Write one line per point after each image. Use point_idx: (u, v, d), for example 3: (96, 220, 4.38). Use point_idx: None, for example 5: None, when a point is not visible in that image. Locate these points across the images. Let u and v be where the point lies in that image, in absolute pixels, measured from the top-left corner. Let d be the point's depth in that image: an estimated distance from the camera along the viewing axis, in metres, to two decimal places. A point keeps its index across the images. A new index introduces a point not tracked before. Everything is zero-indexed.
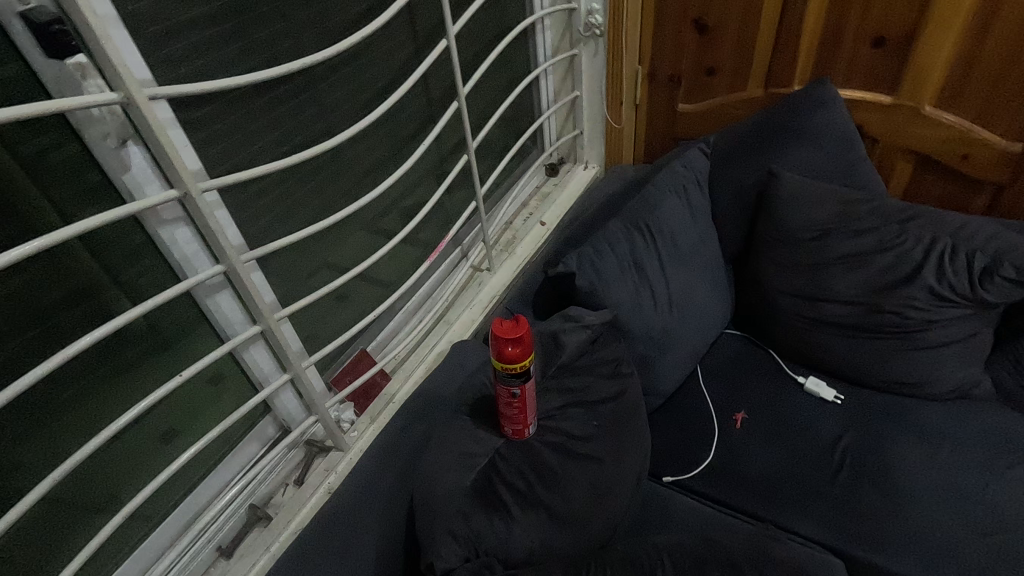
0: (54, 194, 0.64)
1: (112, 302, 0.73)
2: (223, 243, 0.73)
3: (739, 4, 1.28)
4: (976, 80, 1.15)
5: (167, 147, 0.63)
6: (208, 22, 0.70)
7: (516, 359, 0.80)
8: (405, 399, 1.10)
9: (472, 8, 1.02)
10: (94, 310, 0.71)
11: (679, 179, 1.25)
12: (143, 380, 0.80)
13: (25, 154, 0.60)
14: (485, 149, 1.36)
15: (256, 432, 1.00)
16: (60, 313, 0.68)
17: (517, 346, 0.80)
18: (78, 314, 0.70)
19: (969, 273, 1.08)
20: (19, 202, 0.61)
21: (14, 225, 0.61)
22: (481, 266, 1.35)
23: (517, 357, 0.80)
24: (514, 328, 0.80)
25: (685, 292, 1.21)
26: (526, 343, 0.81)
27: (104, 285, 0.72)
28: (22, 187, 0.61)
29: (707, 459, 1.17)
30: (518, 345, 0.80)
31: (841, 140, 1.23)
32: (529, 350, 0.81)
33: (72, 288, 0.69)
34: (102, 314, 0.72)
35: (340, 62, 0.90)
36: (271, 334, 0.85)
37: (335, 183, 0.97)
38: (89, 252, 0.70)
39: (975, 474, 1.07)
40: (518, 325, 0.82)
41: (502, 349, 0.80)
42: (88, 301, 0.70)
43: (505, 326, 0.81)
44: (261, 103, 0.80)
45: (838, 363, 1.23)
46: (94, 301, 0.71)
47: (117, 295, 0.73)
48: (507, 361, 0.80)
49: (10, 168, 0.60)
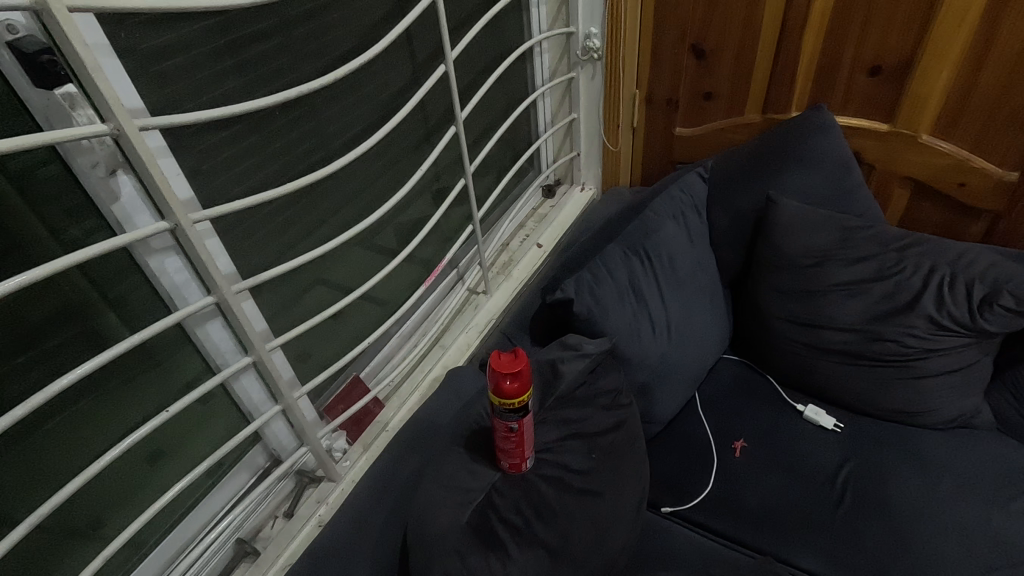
0: (53, 223, 0.62)
1: (99, 328, 0.71)
2: (214, 274, 0.71)
3: (737, 30, 1.29)
4: (973, 109, 1.16)
5: (158, 179, 0.61)
6: (201, 46, 0.68)
7: (516, 394, 0.78)
8: (399, 428, 1.08)
9: (472, 33, 1.01)
10: (81, 333, 0.69)
11: (677, 204, 1.25)
12: (129, 411, 0.78)
13: (25, 183, 0.59)
14: (483, 170, 1.35)
15: (245, 462, 0.97)
16: (46, 336, 0.66)
17: (516, 380, 0.78)
18: (65, 338, 0.67)
19: (968, 302, 1.07)
20: (19, 234, 0.60)
21: (15, 255, 0.60)
22: (477, 288, 1.33)
23: (516, 391, 0.78)
24: (513, 362, 0.79)
25: (684, 318, 1.20)
26: (525, 377, 0.79)
27: (92, 309, 0.70)
28: (23, 218, 0.60)
29: (707, 489, 1.15)
30: (517, 380, 0.78)
31: (839, 166, 1.23)
32: (528, 385, 0.79)
33: (55, 308, 0.66)
34: (88, 336, 0.70)
35: (337, 86, 0.89)
36: (263, 366, 0.83)
37: (330, 209, 0.96)
38: (77, 277, 0.67)
39: (977, 507, 1.06)
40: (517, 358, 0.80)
41: (500, 384, 0.78)
42: (73, 323, 0.68)
43: (504, 360, 0.79)
44: (255, 126, 0.78)
45: (837, 391, 1.22)
46: (79, 322, 0.68)
47: (104, 320, 0.71)
48: (505, 396, 0.78)
49: (9, 196, 0.58)
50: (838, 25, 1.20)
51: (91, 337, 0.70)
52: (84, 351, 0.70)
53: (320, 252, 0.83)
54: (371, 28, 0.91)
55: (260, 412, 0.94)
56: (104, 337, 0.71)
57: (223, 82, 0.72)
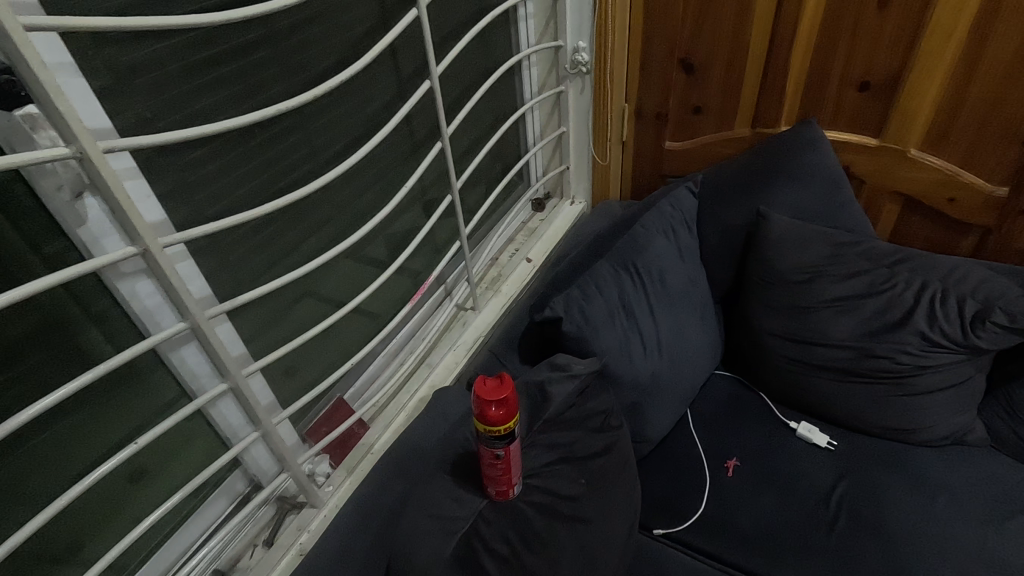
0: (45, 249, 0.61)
1: (82, 345, 0.68)
2: (185, 299, 0.68)
3: (725, 44, 1.28)
4: (962, 124, 1.15)
5: (124, 202, 0.59)
6: (173, 63, 0.66)
7: (502, 422, 0.76)
8: (384, 450, 1.05)
9: (459, 47, 0.99)
10: (60, 351, 0.66)
11: (667, 219, 1.23)
12: (102, 439, 0.74)
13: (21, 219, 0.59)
14: (471, 185, 1.33)
15: (223, 489, 0.94)
16: (31, 351, 0.63)
17: (501, 407, 0.76)
18: (50, 353, 0.65)
19: (960, 319, 1.06)
20: (18, 269, 0.59)
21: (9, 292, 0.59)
22: (465, 305, 1.31)
23: (502, 419, 0.76)
24: (498, 388, 0.76)
25: (675, 334, 1.18)
26: (510, 404, 0.77)
27: (77, 326, 0.67)
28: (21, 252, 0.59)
29: (700, 510, 1.13)
30: (502, 407, 0.76)
31: (829, 182, 1.22)
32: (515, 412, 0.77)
33: (38, 321, 0.63)
34: (72, 352, 0.67)
35: (318, 103, 0.86)
36: (239, 392, 0.79)
37: (311, 229, 0.93)
38: (60, 293, 0.65)
39: (973, 527, 1.04)
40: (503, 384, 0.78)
41: (485, 411, 0.76)
42: (56, 336, 0.65)
43: (488, 386, 0.77)
44: (232, 145, 0.76)
45: (830, 408, 1.20)
46: (62, 337, 0.66)
47: (87, 336, 0.68)
48: (491, 423, 0.76)
49: (9, 236, 0.58)
50: (826, 41, 1.20)
51: (73, 356, 0.67)
52: (66, 368, 0.67)
53: (300, 273, 0.81)
54: (354, 43, 0.89)
55: (239, 437, 0.91)
56: (87, 353, 0.69)
57: (196, 99, 0.70)
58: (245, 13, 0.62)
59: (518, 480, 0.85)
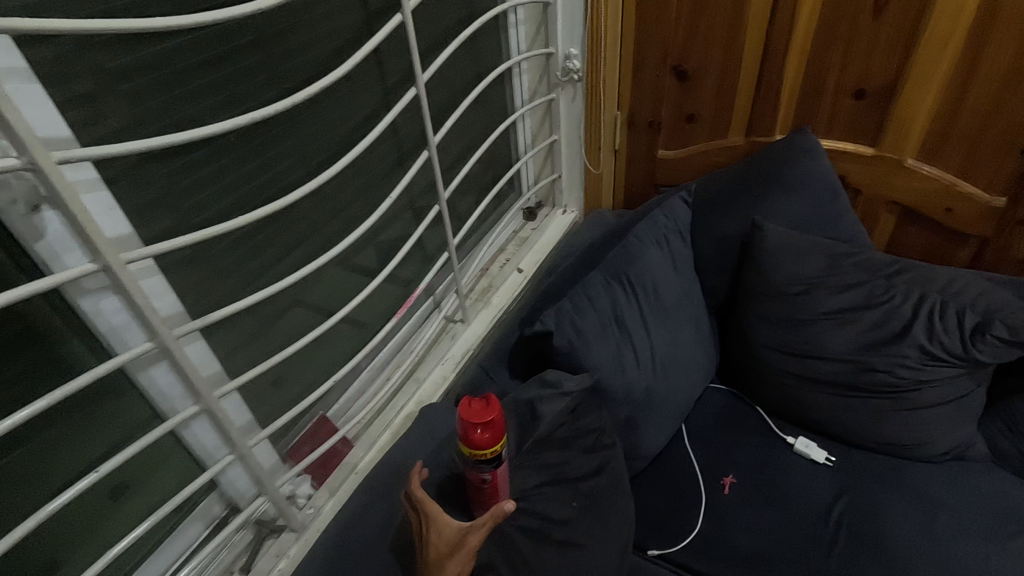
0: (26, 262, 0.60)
1: (64, 358, 0.66)
2: (151, 317, 0.64)
3: (718, 51, 1.26)
4: (959, 133, 1.14)
5: (81, 217, 0.55)
6: (143, 71, 0.62)
7: (489, 445, 0.73)
8: (368, 470, 1.02)
9: (446, 54, 0.96)
10: (17, 375, 0.62)
11: (661, 229, 1.20)
12: (69, 463, 0.70)
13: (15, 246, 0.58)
14: (461, 195, 1.29)
15: (198, 513, 0.90)
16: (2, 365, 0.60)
17: (487, 430, 0.73)
18: (29, 364, 0.63)
19: (961, 332, 1.04)
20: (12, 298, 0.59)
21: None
22: (454, 316, 1.27)
23: (489, 442, 0.72)
24: (484, 410, 0.73)
25: (670, 348, 1.15)
26: (497, 426, 0.73)
27: (56, 337, 0.65)
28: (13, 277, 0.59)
29: (696, 530, 1.10)
30: (488, 429, 0.73)
31: (826, 191, 1.20)
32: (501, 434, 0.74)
33: (14, 331, 0.61)
34: (53, 363, 0.65)
35: (300, 110, 0.82)
36: (212, 415, 0.75)
37: (293, 241, 0.89)
38: (40, 303, 0.62)
39: (975, 547, 1.01)
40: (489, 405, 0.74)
41: (471, 435, 0.73)
42: (34, 348, 0.63)
43: (474, 408, 0.73)
44: (208, 155, 0.72)
45: (828, 422, 1.17)
46: (21, 359, 0.62)
47: (68, 348, 0.66)
48: (477, 447, 0.73)
49: (6, 268, 0.58)
50: (821, 49, 1.18)
51: (53, 368, 0.65)
52: (46, 379, 0.65)
53: (278, 288, 0.77)
54: (339, 48, 0.85)
55: (214, 459, 0.86)
56: (69, 364, 0.67)
57: (169, 110, 0.66)
58: (216, 17, 0.58)
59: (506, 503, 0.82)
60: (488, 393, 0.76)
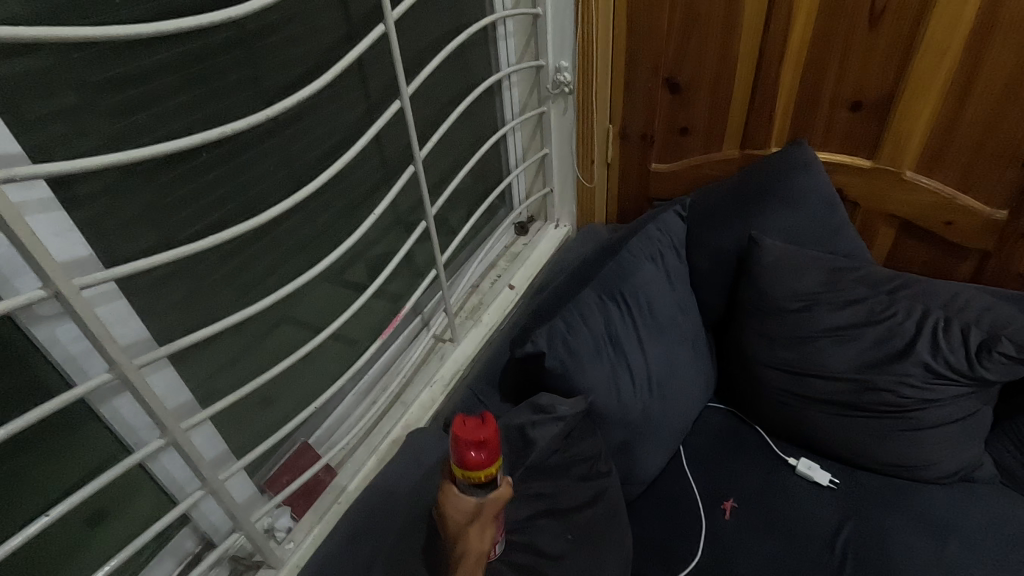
0: None
1: (39, 378, 0.63)
2: (109, 346, 0.60)
3: (712, 62, 1.24)
4: (958, 145, 1.11)
5: (30, 242, 0.51)
6: (106, 85, 0.58)
7: (484, 468, 0.67)
8: (352, 500, 0.97)
9: (431, 66, 0.93)
10: None
11: (656, 245, 1.17)
12: (28, 501, 0.65)
13: None
14: (450, 210, 1.24)
15: (169, 549, 0.84)
16: None
17: (482, 451, 0.66)
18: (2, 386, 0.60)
19: (965, 349, 1.00)
20: None
21: None
22: (443, 335, 1.23)
23: (482, 465, 0.66)
24: (478, 428, 0.67)
25: (666, 368, 1.11)
26: (492, 448, 0.67)
27: (25, 358, 0.61)
28: None
29: (696, 558, 1.05)
30: (482, 451, 0.66)
31: (823, 205, 1.17)
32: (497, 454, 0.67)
33: None
34: (27, 383, 0.62)
35: (279, 125, 0.78)
36: (180, 449, 0.70)
37: (273, 263, 0.84)
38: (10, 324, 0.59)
39: (987, 574, 0.97)
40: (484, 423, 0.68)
41: (464, 457, 0.66)
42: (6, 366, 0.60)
43: (468, 427, 0.67)
44: (178, 172, 0.67)
45: (831, 443, 1.13)
46: None
47: (41, 368, 0.63)
48: (472, 470, 0.67)
49: None
50: (815, 60, 1.16)
51: (27, 388, 0.62)
52: (19, 400, 0.61)
53: (253, 311, 0.72)
54: (321, 59, 0.81)
55: (185, 493, 0.81)
56: (41, 386, 0.63)
57: (136, 124, 0.61)
58: (180, 25, 0.54)
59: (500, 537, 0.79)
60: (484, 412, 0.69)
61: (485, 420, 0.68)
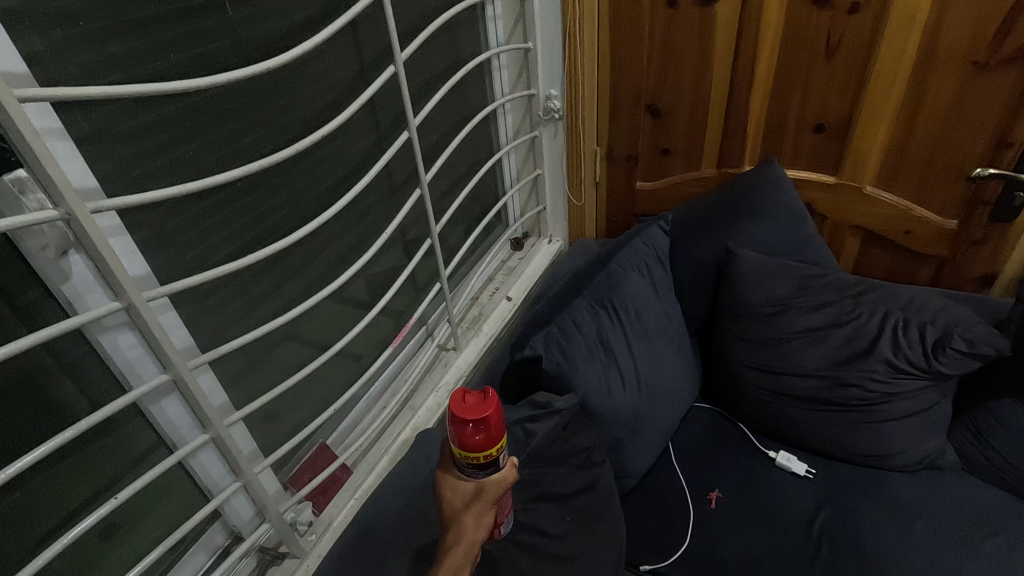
0: (19, 301, 0.61)
1: (55, 403, 0.68)
2: (168, 350, 0.69)
3: (689, 89, 1.36)
4: (911, 161, 1.23)
5: (110, 260, 0.61)
6: (162, 125, 0.68)
7: (482, 447, 0.72)
8: (368, 494, 1.06)
9: (435, 99, 1.03)
10: (29, 410, 0.65)
11: (641, 257, 1.27)
12: (58, 508, 0.71)
13: (21, 301, 0.62)
14: (451, 228, 1.34)
15: (203, 541, 0.92)
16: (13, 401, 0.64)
17: (478, 431, 0.71)
18: (20, 413, 0.64)
19: (923, 345, 1.11)
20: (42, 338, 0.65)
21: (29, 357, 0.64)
22: (446, 344, 1.32)
23: (477, 442, 0.71)
24: (480, 407, 0.71)
25: (653, 370, 1.21)
26: (489, 427, 0.71)
27: (43, 386, 0.66)
28: (4, 322, 0.60)
29: (684, 544, 1.14)
30: (479, 430, 0.71)
31: (793, 218, 1.28)
32: (495, 435, 0.72)
33: (33, 368, 0.65)
34: (44, 408, 0.66)
35: (302, 155, 0.88)
36: (221, 442, 0.80)
37: (294, 280, 0.94)
38: (52, 346, 0.66)
39: (949, 549, 1.07)
40: (487, 405, 0.72)
41: (463, 434, 0.72)
42: (43, 378, 0.66)
43: (468, 405, 0.72)
44: (217, 198, 0.77)
45: (806, 436, 1.23)
46: (30, 392, 0.65)
47: (61, 391, 0.68)
48: (470, 448, 0.72)
49: (9, 322, 0.61)
50: (780, 87, 1.27)
51: (61, 403, 0.68)
52: (47, 420, 0.67)
53: (282, 322, 0.82)
54: (337, 97, 0.91)
55: (218, 488, 0.90)
56: (63, 407, 0.68)
57: (184, 157, 0.71)
58: (231, 76, 0.63)
59: (507, 520, 0.84)
60: (486, 388, 0.74)
61: (487, 398, 0.73)
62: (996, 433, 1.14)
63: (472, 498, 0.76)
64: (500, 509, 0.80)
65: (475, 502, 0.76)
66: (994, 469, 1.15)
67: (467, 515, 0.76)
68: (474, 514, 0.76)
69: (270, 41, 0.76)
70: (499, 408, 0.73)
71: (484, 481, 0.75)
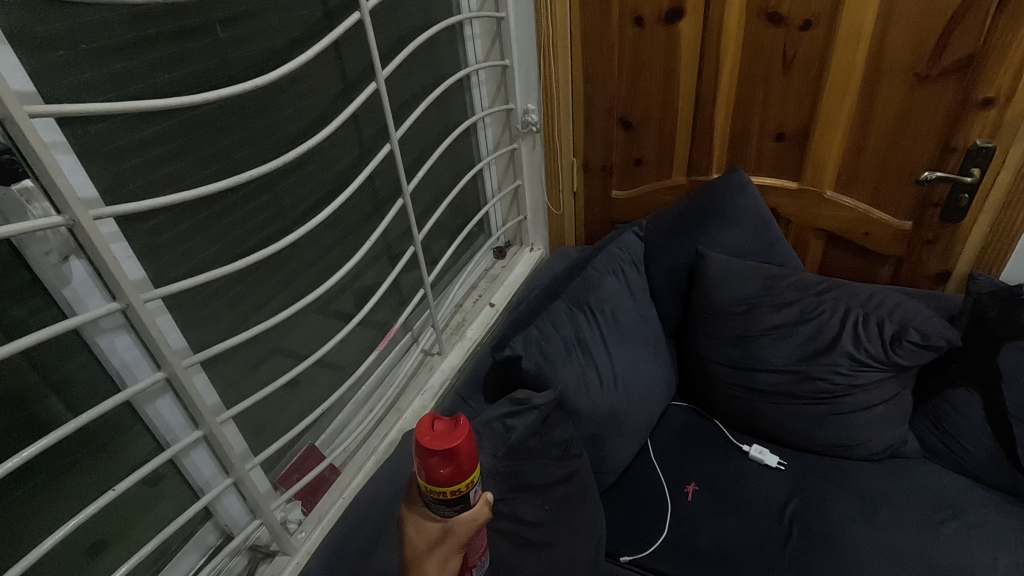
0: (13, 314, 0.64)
1: (49, 407, 0.71)
2: (163, 350, 0.73)
3: (657, 102, 1.43)
4: (867, 167, 1.31)
5: (109, 263, 0.65)
6: (157, 140, 0.73)
7: (450, 478, 0.73)
8: (356, 493, 1.09)
9: (415, 114, 1.09)
10: (25, 414, 0.68)
11: (617, 261, 1.33)
12: (57, 507, 0.74)
13: (16, 315, 0.65)
14: (434, 236, 1.39)
15: (196, 540, 0.95)
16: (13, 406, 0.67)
17: (445, 465, 0.71)
18: (14, 419, 0.67)
19: (881, 338, 1.17)
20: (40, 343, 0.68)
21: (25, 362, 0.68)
22: (432, 350, 1.37)
23: (445, 477, 0.72)
24: (449, 436, 0.72)
25: (628, 368, 1.26)
26: (456, 459, 0.72)
27: (38, 392, 0.69)
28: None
29: (662, 536, 1.18)
30: (446, 464, 0.71)
31: (758, 222, 1.35)
32: (465, 468, 0.73)
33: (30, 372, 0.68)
34: (39, 413, 0.70)
35: (289, 168, 0.93)
36: (213, 439, 0.84)
37: (283, 287, 0.99)
38: (51, 350, 0.70)
39: (912, 532, 1.12)
40: (457, 435, 0.73)
41: (430, 466, 0.72)
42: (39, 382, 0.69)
43: (436, 433, 0.73)
44: (207, 208, 0.82)
45: (777, 429, 1.29)
46: (30, 396, 0.68)
47: (57, 395, 0.71)
48: (437, 482, 0.73)
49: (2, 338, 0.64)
50: (742, 99, 1.35)
51: (56, 408, 0.71)
52: (42, 424, 0.70)
53: (271, 324, 0.86)
54: (322, 111, 0.97)
55: (211, 487, 0.93)
56: (59, 408, 0.72)
57: (177, 169, 0.76)
58: (220, 93, 0.69)
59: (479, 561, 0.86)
60: (458, 416, 0.75)
61: (459, 427, 0.74)
62: (954, 420, 1.20)
63: (439, 541, 0.78)
64: (470, 552, 0.83)
65: (441, 545, 0.77)
66: (953, 455, 1.21)
67: (430, 558, 0.77)
68: (439, 557, 0.77)
69: (257, 61, 0.81)
70: (469, 437, 0.73)
71: (452, 523, 0.76)
